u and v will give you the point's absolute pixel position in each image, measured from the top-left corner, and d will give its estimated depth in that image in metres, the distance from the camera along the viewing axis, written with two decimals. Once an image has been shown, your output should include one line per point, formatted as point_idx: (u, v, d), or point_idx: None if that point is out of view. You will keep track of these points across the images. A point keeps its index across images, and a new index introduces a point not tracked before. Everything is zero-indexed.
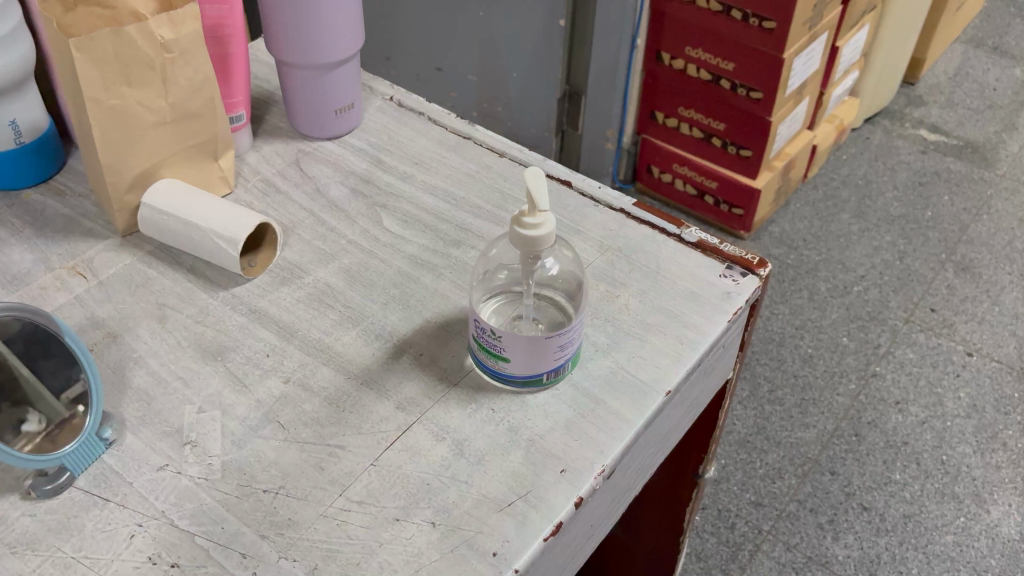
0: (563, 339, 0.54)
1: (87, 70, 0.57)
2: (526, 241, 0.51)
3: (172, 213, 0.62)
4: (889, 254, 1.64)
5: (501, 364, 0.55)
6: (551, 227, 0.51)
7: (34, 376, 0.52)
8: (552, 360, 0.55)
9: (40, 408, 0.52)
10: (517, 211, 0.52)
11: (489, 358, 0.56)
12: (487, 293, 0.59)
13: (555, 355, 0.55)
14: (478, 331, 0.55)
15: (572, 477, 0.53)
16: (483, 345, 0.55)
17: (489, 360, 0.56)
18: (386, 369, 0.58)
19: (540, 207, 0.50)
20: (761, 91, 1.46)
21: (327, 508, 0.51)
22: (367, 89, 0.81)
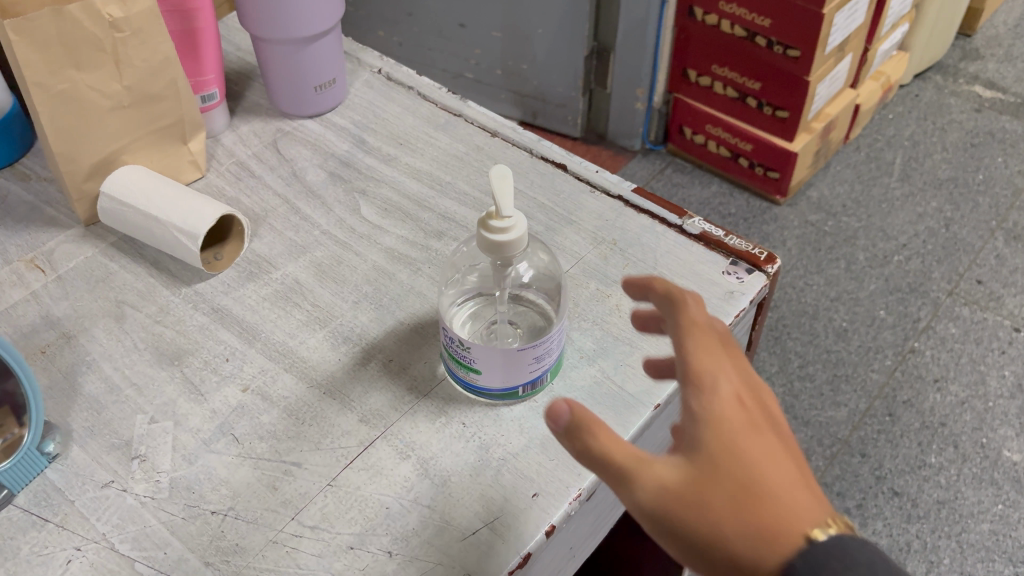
0: (539, 351, 0.49)
1: (30, 55, 0.52)
2: (491, 247, 0.46)
3: (129, 203, 0.59)
4: (934, 221, 1.55)
5: (474, 376, 0.51)
6: (519, 234, 0.46)
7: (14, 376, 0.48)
8: (527, 373, 0.50)
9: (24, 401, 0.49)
10: (483, 215, 0.46)
11: (459, 369, 0.51)
12: (460, 297, 0.54)
13: (533, 365, 0.50)
14: (448, 341, 0.50)
15: (544, 503, 0.48)
16: (454, 356, 0.51)
17: (460, 370, 0.51)
18: (355, 378, 0.54)
19: (502, 212, 0.45)
20: (799, 50, 1.35)
21: (277, 533, 0.47)
22: (355, 61, 0.76)
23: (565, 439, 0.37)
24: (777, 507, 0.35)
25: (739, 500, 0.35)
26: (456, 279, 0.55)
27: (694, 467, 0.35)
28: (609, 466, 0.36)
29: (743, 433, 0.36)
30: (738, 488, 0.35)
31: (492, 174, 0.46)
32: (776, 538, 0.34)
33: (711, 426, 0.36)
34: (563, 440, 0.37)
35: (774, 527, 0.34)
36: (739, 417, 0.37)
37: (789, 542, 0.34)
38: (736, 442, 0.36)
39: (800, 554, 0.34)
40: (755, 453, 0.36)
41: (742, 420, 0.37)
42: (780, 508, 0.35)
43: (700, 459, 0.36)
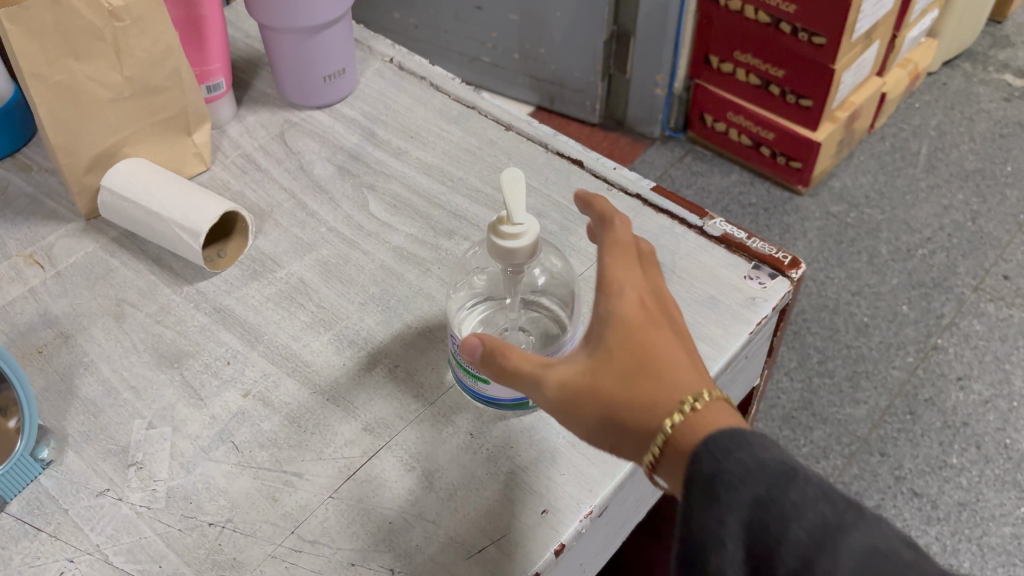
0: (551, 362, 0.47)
1: (26, 44, 0.50)
2: (501, 252, 0.44)
3: (130, 198, 0.57)
4: (960, 214, 1.51)
5: (483, 386, 0.49)
6: (530, 240, 0.44)
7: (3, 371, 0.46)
8: None
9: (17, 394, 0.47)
10: (494, 219, 0.44)
11: (468, 377, 0.49)
12: (470, 302, 0.52)
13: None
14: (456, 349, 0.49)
15: (554, 520, 0.46)
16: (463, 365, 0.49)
17: (469, 379, 0.49)
18: (361, 383, 0.52)
19: (514, 217, 0.43)
20: (824, 37, 1.30)
21: (276, 547, 0.45)
22: (366, 49, 0.74)
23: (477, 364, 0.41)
24: (665, 387, 0.37)
25: (626, 387, 0.37)
26: (466, 284, 0.53)
27: (591, 363, 0.38)
28: (516, 373, 0.39)
29: (638, 327, 0.38)
30: (629, 374, 0.37)
31: (504, 176, 0.44)
32: (663, 414, 0.36)
33: (606, 324, 0.39)
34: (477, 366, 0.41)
35: (657, 406, 0.37)
36: (634, 313, 0.39)
37: (675, 415, 0.36)
38: (628, 333, 0.38)
39: (684, 425, 0.36)
40: (649, 343, 0.38)
41: (637, 315, 0.39)
42: (669, 389, 0.37)
43: (597, 355, 0.38)
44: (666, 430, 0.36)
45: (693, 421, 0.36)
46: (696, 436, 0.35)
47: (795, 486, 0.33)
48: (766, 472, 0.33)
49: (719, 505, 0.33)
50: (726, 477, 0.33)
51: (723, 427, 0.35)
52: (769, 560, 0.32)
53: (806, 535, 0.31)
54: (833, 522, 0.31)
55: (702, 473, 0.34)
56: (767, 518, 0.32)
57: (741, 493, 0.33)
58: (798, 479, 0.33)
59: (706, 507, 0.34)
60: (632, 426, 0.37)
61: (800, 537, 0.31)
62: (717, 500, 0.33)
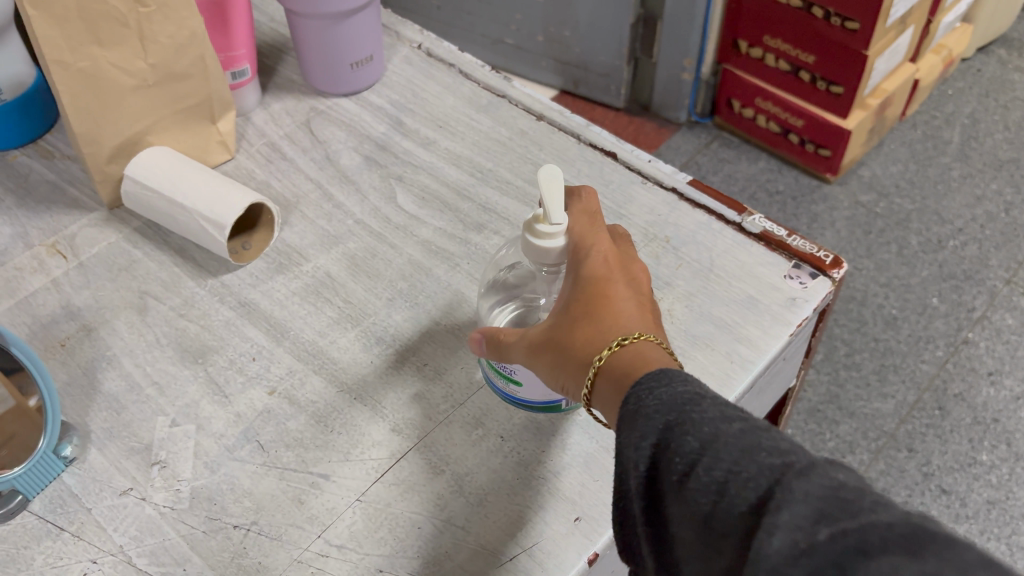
0: None
1: (49, 30, 0.49)
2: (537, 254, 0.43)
3: (155, 189, 0.55)
4: (993, 205, 1.48)
5: (513, 388, 0.48)
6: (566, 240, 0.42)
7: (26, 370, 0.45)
8: None
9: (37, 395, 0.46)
10: (530, 217, 0.43)
11: (499, 378, 0.48)
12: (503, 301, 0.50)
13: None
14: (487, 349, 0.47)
15: (587, 528, 0.45)
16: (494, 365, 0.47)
17: (500, 380, 0.48)
18: (394, 382, 0.51)
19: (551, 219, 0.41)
20: (858, 22, 1.26)
21: (302, 552, 0.44)
22: (393, 34, 0.72)
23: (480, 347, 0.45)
24: (606, 328, 0.38)
25: (574, 332, 0.39)
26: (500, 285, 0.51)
27: (556, 319, 0.41)
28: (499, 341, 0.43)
29: (593, 278, 0.40)
30: (576, 322, 0.39)
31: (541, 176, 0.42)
32: (597, 352, 0.38)
33: (573, 282, 0.41)
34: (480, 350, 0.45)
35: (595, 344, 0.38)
36: (593, 266, 0.41)
37: (606, 351, 0.37)
38: (584, 285, 0.40)
39: (615, 357, 0.37)
40: (600, 290, 0.40)
41: (597, 269, 0.41)
42: (609, 330, 0.38)
43: (561, 311, 0.41)
44: (598, 365, 0.37)
45: (622, 354, 0.37)
46: (620, 366, 0.36)
47: (700, 406, 0.32)
48: (676, 396, 0.33)
49: (636, 431, 0.33)
50: (643, 407, 0.34)
51: (649, 361, 0.36)
52: (665, 469, 0.32)
53: (698, 444, 0.31)
54: (720, 426, 0.31)
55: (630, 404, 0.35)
56: (671, 435, 0.32)
57: (653, 420, 0.33)
58: (705, 401, 0.33)
59: (626, 435, 0.34)
60: (577, 367, 0.39)
61: (691, 445, 0.31)
62: (635, 424, 0.33)
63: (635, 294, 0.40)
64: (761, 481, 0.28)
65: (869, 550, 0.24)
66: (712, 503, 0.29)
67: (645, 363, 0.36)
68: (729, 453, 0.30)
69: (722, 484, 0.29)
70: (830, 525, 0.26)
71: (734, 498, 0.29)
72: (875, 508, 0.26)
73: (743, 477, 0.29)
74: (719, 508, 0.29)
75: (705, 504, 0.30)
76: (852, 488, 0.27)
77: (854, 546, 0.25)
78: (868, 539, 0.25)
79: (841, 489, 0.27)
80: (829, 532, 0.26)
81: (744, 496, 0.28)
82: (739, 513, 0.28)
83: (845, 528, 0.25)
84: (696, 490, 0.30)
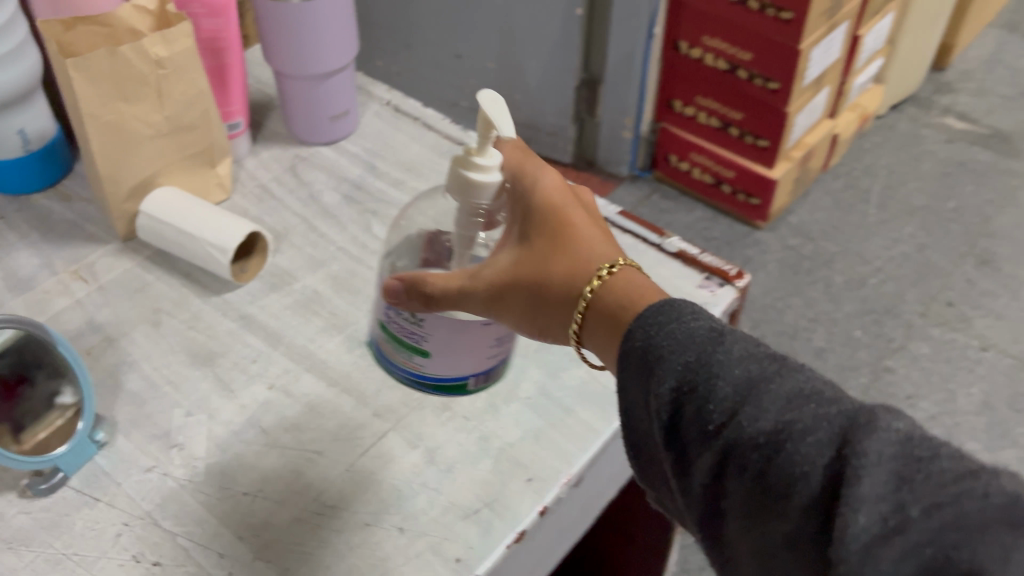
0: (486, 351, 0.56)
1: (85, 88, 0.59)
2: (470, 186, 0.50)
3: (166, 221, 0.65)
4: (908, 246, 1.62)
5: (420, 361, 0.57)
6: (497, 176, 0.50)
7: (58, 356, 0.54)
8: (469, 369, 0.57)
9: (71, 381, 0.55)
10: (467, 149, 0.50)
11: (405, 352, 0.57)
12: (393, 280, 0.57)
13: (481, 343, 0.55)
14: (392, 325, 0.56)
15: (538, 487, 0.55)
16: (406, 342, 0.56)
17: (407, 354, 0.57)
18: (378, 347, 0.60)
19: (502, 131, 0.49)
20: (777, 82, 1.40)
21: (303, 511, 0.53)
22: (365, 94, 0.84)
23: (403, 299, 0.52)
24: (580, 262, 0.46)
25: (554, 267, 0.46)
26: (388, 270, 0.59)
27: (524, 257, 0.48)
28: (448, 289, 0.50)
29: (553, 214, 0.47)
30: (538, 259, 0.47)
31: (480, 97, 0.49)
32: (585, 284, 0.45)
33: (537, 217, 0.48)
34: (403, 302, 0.53)
35: (579, 273, 0.46)
36: (552, 203, 0.48)
37: (590, 285, 0.45)
38: (549, 222, 0.47)
39: (604, 289, 0.44)
40: (560, 227, 0.47)
41: (554, 202, 0.48)
42: (590, 263, 0.46)
43: (526, 251, 0.48)
44: (586, 299, 0.45)
45: (613, 283, 0.44)
46: (611, 291, 0.44)
47: (721, 347, 0.38)
48: (695, 341, 0.39)
49: (654, 375, 0.39)
50: (656, 351, 0.40)
51: (632, 282, 0.44)
52: (701, 415, 0.37)
53: (731, 390, 0.37)
54: (759, 378, 0.36)
55: (637, 345, 0.40)
56: (696, 380, 0.38)
57: (671, 361, 0.39)
58: (725, 343, 0.39)
59: (647, 378, 0.39)
60: (552, 298, 0.47)
61: (725, 392, 0.37)
62: (656, 370, 0.39)
63: (587, 219, 0.48)
64: (823, 436, 0.33)
65: (969, 527, 0.28)
66: (765, 455, 0.34)
67: (629, 289, 0.44)
68: (774, 406, 0.35)
69: (773, 437, 0.34)
70: (916, 502, 0.30)
71: (793, 454, 0.33)
72: (959, 478, 0.30)
73: (801, 434, 0.34)
74: (773, 464, 0.34)
75: (760, 458, 0.34)
76: (917, 441, 0.32)
77: (950, 523, 0.29)
78: (965, 513, 0.29)
79: (909, 445, 0.32)
80: (921, 508, 0.29)
81: (807, 452, 0.33)
82: (803, 469, 0.33)
83: (937, 502, 0.29)
84: (747, 445, 0.35)
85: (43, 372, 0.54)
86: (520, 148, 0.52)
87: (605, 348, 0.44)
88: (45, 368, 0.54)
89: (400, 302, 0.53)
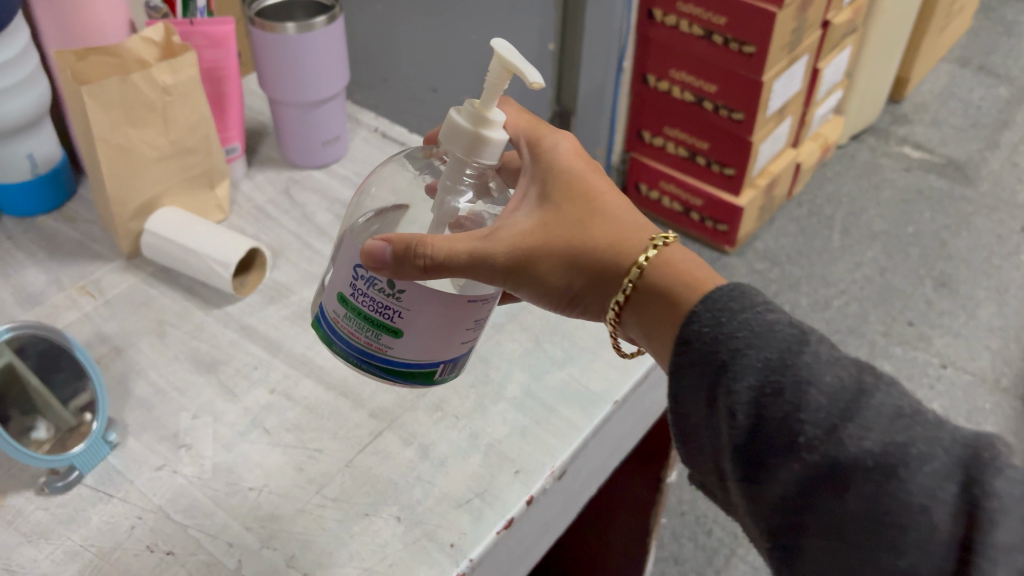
0: (465, 333, 0.51)
1: (98, 113, 0.63)
2: (477, 142, 0.48)
3: (170, 238, 0.69)
4: (870, 269, 1.69)
5: (388, 342, 0.50)
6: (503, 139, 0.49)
7: (43, 389, 0.58)
8: (442, 354, 0.51)
9: (47, 416, 0.57)
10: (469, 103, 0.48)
11: (372, 332, 0.50)
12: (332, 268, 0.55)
13: (471, 321, 0.50)
14: (358, 299, 0.50)
15: (525, 478, 0.59)
16: (376, 318, 0.49)
17: (372, 334, 0.50)
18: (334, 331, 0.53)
19: (534, 87, 0.45)
20: (742, 113, 1.46)
21: (306, 504, 0.57)
22: (354, 122, 0.89)
23: (388, 264, 0.46)
24: (622, 236, 0.49)
25: (591, 242, 0.49)
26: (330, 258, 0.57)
27: (552, 230, 0.50)
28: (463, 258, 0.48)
29: (586, 195, 0.51)
30: (572, 226, 0.50)
31: (498, 49, 0.45)
32: (635, 258, 0.49)
33: (568, 195, 0.51)
34: (386, 268, 0.46)
35: (622, 248, 0.49)
36: (585, 186, 0.51)
37: (639, 262, 0.48)
38: (581, 201, 0.51)
39: (657, 265, 0.48)
40: (594, 205, 0.50)
41: (585, 183, 0.51)
42: (636, 243, 0.49)
43: (556, 225, 0.50)
44: (638, 270, 0.48)
45: (661, 261, 0.48)
46: (663, 269, 0.48)
47: (806, 350, 0.40)
48: (780, 342, 0.41)
49: (736, 372, 0.41)
50: (732, 342, 0.42)
51: (681, 261, 0.48)
52: (788, 418, 0.39)
53: (824, 398, 0.38)
54: (859, 393, 0.38)
55: (704, 331, 0.43)
56: (780, 380, 0.40)
57: (753, 358, 0.41)
58: (809, 345, 0.41)
59: (728, 375, 0.41)
60: (586, 266, 0.49)
61: (818, 398, 0.38)
62: (736, 368, 0.41)
63: (615, 198, 0.52)
64: (939, 465, 0.35)
65: None
66: (867, 471, 0.36)
67: (679, 269, 0.48)
68: (878, 426, 0.37)
69: (880, 455, 0.36)
70: None
71: (907, 478, 0.35)
72: None
73: (917, 462, 0.35)
74: (883, 486, 0.35)
75: (868, 478, 0.36)
76: None
77: None
78: None
79: None
80: None
81: (922, 480, 0.35)
82: (915, 495, 0.35)
83: None
84: (850, 461, 0.36)
85: (18, 408, 0.56)
86: (536, 130, 0.56)
87: (654, 323, 0.47)
88: (23, 404, 0.56)
89: (384, 269, 0.46)
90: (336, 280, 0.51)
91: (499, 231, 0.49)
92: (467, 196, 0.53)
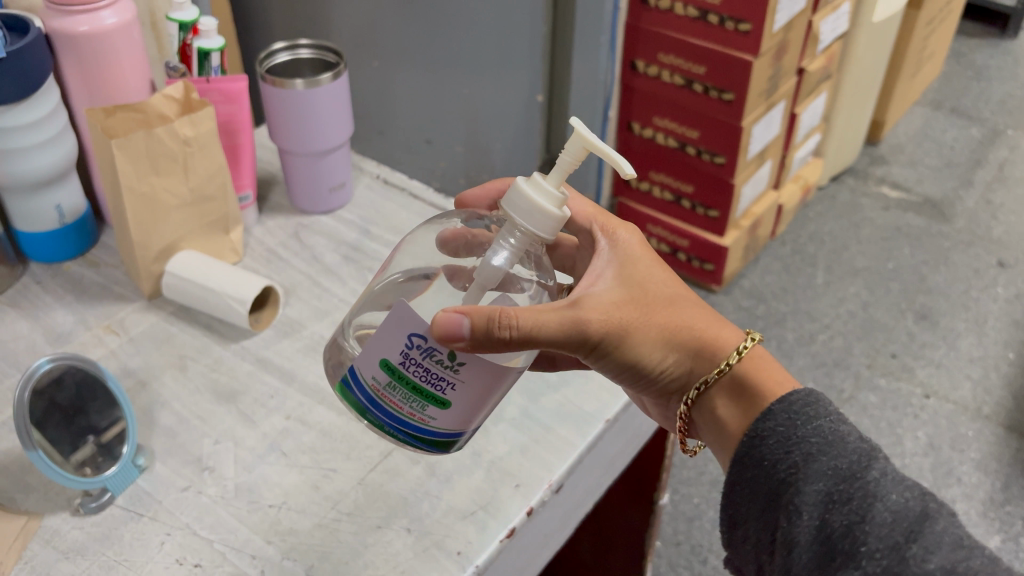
0: (494, 403, 0.54)
1: (125, 165, 0.69)
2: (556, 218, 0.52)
3: (191, 280, 0.74)
4: (853, 304, 1.74)
5: (430, 411, 0.53)
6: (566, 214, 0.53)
7: (44, 438, 0.59)
8: (466, 425, 0.54)
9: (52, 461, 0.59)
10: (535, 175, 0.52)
11: (417, 403, 0.52)
12: (363, 309, 0.61)
13: (506, 390, 0.54)
14: (409, 368, 0.51)
15: (525, 491, 0.63)
16: (424, 390, 0.52)
17: (418, 405, 0.52)
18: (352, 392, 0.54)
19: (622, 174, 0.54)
20: (723, 157, 1.53)
21: (322, 518, 0.61)
22: (357, 170, 0.95)
23: (465, 338, 0.48)
24: (707, 333, 0.57)
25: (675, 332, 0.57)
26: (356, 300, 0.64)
27: (638, 315, 0.56)
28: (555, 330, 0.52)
29: (667, 289, 0.58)
30: (660, 310, 0.56)
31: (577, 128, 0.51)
32: (726, 356, 0.57)
33: (651, 284, 0.57)
34: (462, 341, 0.48)
35: (709, 343, 0.57)
36: (665, 280, 0.58)
37: (732, 356, 0.57)
38: (662, 295, 0.57)
39: (745, 365, 0.57)
40: (675, 298, 0.57)
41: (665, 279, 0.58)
42: (726, 343, 0.57)
43: (642, 314, 0.56)
44: (737, 356, 0.57)
45: (748, 361, 0.57)
46: (751, 366, 0.56)
47: (875, 465, 0.48)
48: (850, 454, 0.48)
49: (807, 471, 0.49)
50: (806, 446, 0.50)
51: (763, 359, 0.57)
52: (855, 523, 0.45)
53: (889, 514, 0.45)
54: (923, 516, 0.45)
55: (780, 427, 0.52)
56: (844, 485, 0.47)
57: (822, 462, 0.49)
58: (877, 460, 0.48)
59: (799, 476, 0.49)
60: (676, 345, 0.57)
61: (883, 511, 0.45)
62: (808, 470, 0.49)
63: (689, 294, 0.59)
64: None
65: None
66: None
67: (763, 370, 0.56)
68: (940, 551, 0.43)
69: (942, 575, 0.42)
70: None
71: None
72: None
73: None
74: None
75: None
76: None
77: None
78: None
79: None
80: None
81: None
82: None
83: None
84: None
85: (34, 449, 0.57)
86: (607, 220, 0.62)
87: (728, 415, 0.56)
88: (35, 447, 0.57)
89: (460, 342, 0.48)
90: (381, 347, 0.51)
91: (584, 303, 0.54)
92: (504, 256, 0.54)
